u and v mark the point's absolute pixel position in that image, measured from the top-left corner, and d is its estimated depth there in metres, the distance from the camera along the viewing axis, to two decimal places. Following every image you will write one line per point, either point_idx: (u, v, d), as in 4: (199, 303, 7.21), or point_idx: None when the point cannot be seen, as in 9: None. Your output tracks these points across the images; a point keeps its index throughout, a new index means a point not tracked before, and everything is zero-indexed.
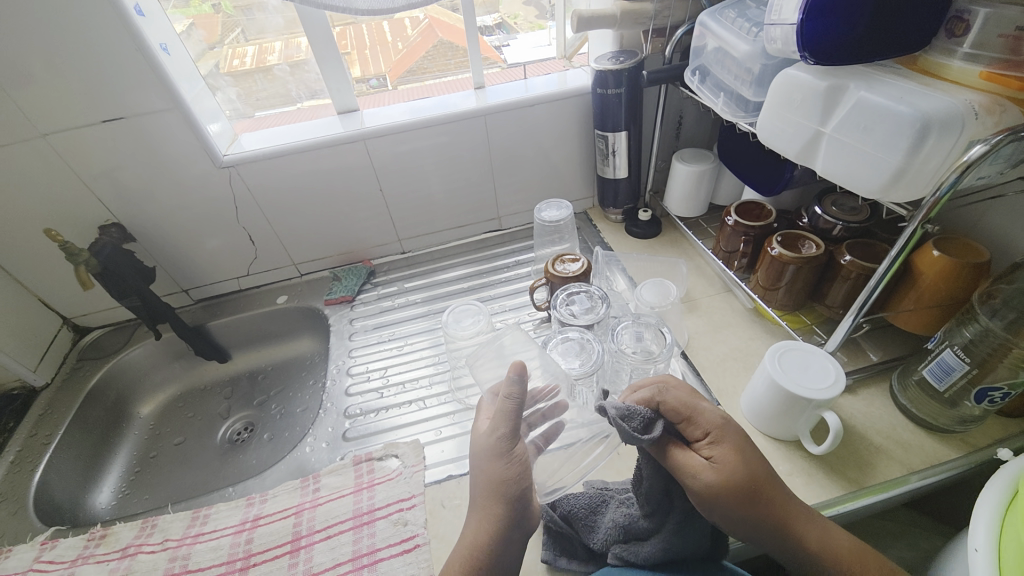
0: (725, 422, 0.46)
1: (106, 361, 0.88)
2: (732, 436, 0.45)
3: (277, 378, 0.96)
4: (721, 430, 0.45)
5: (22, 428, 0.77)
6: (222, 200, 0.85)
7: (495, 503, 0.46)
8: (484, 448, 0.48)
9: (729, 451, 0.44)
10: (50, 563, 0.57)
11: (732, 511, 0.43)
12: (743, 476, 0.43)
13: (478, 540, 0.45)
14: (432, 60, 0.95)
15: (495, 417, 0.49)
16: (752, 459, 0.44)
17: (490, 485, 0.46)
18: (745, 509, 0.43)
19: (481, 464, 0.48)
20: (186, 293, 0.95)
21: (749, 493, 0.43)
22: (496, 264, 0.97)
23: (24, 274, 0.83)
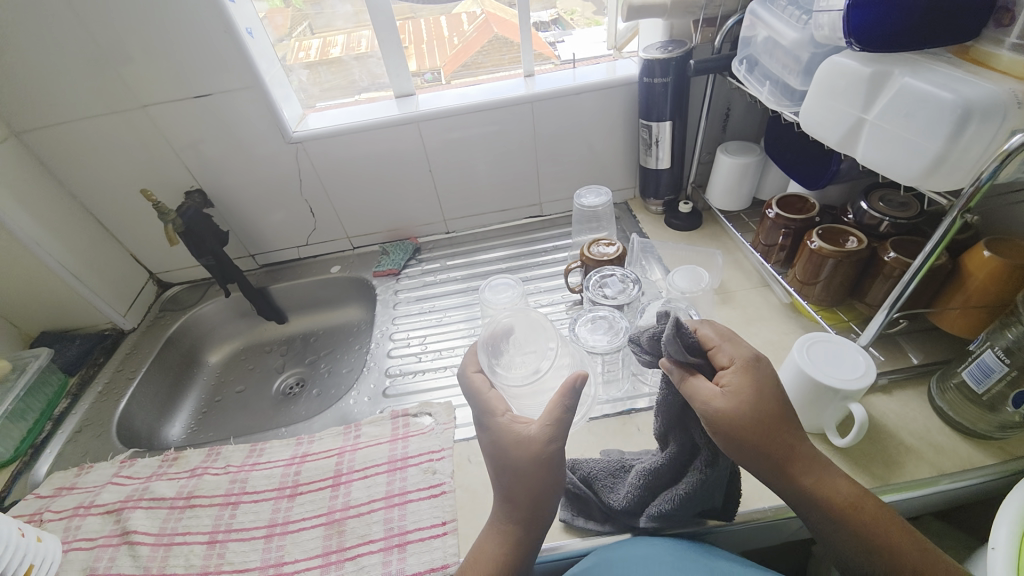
0: (756, 359, 0.47)
1: (183, 313, 0.99)
2: (753, 373, 0.46)
3: (327, 342, 1.05)
4: (746, 366, 0.46)
5: (110, 364, 0.88)
6: (288, 174, 0.93)
7: (529, 506, 0.49)
8: (519, 454, 0.49)
9: (749, 385, 0.45)
10: (129, 477, 0.67)
11: (740, 436, 0.44)
12: (753, 410, 0.44)
13: (508, 526, 0.49)
14: (487, 55, 0.98)
15: (550, 427, 0.49)
16: (769, 402, 0.45)
17: (526, 488, 0.48)
18: (753, 436, 0.44)
19: (523, 465, 0.48)
20: (253, 258, 1.05)
21: (758, 428, 0.44)
22: (535, 248, 1.00)
23: (118, 232, 0.95)
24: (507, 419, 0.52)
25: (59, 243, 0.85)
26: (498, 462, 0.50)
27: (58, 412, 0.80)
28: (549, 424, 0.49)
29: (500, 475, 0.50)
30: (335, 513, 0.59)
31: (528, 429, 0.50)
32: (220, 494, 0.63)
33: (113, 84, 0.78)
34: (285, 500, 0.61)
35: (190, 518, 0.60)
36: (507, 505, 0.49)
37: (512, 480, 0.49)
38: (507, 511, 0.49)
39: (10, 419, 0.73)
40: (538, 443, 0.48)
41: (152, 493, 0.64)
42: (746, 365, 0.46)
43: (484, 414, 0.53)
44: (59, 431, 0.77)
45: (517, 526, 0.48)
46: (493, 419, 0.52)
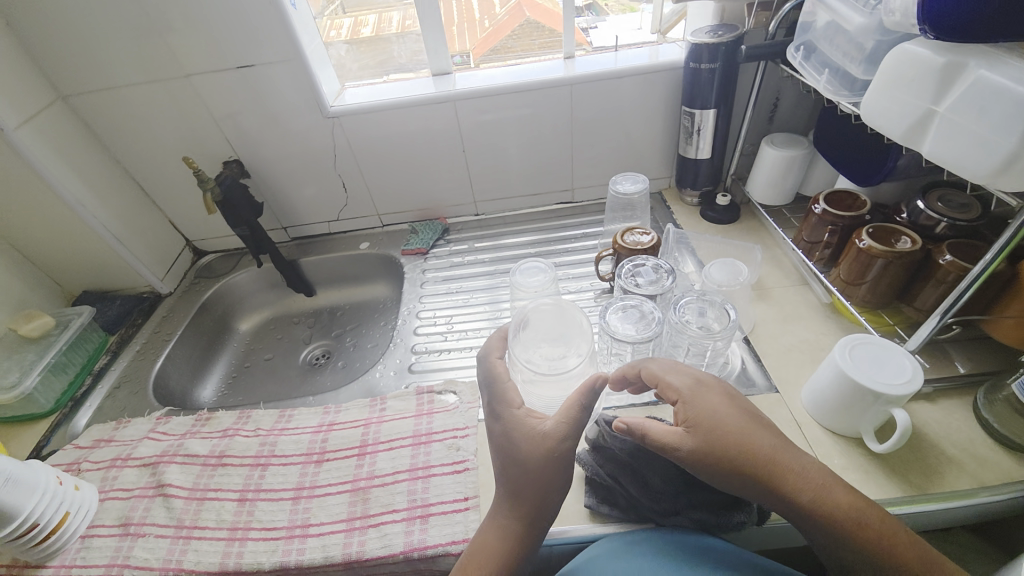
0: (698, 386, 0.52)
1: (217, 281, 1.02)
2: (701, 398, 0.50)
3: (353, 317, 1.06)
4: (693, 392, 0.51)
5: (147, 325, 0.91)
6: (324, 148, 0.93)
7: (532, 503, 0.48)
8: (529, 451, 0.50)
9: (702, 416, 0.49)
10: (164, 434, 0.70)
11: (717, 473, 0.46)
12: (718, 440, 0.47)
13: (505, 528, 0.48)
14: (517, 39, 0.97)
15: (565, 425, 0.50)
16: (729, 425, 0.48)
17: (529, 483, 0.49)
18: (729, 470, 0.46)
19: (531, 460, 0.50)
20: (285, 230, 1.07)
21: (732, 456, 0.46)
22: (565, 234, 0.99)
23: (159, 199, 0.98)
24: (524, 413, 0.53)
25: (103, 206, 0.87)
26: (504, 458, 0.52)
27: (97, 367, 0.83)
28: (565, 421, 0.50)
29: (507, 471, 0.51)
30: (360, 481, 0.60)
31: (543, 424, 0.51)
32: (250, 455, 0.65)
33: (160, 51, 0.80)
34: (312, 465, 0.63)
35: (221, 476, 0.63)
36: (507, 502, 0.49)
37: (519, 475, 0.50)
38: (509, 507, 0.49)
39: (53, 371, 0.76)
40: (551, 439, 0.50)
41: (186, 450, 0.66)
42: (691, 389, 0.51)
43: (500, 404, 0.54)
44: (98, 386, 0.80)
45: (516, 523, 0.48)
46: (506, 411, 0.54)
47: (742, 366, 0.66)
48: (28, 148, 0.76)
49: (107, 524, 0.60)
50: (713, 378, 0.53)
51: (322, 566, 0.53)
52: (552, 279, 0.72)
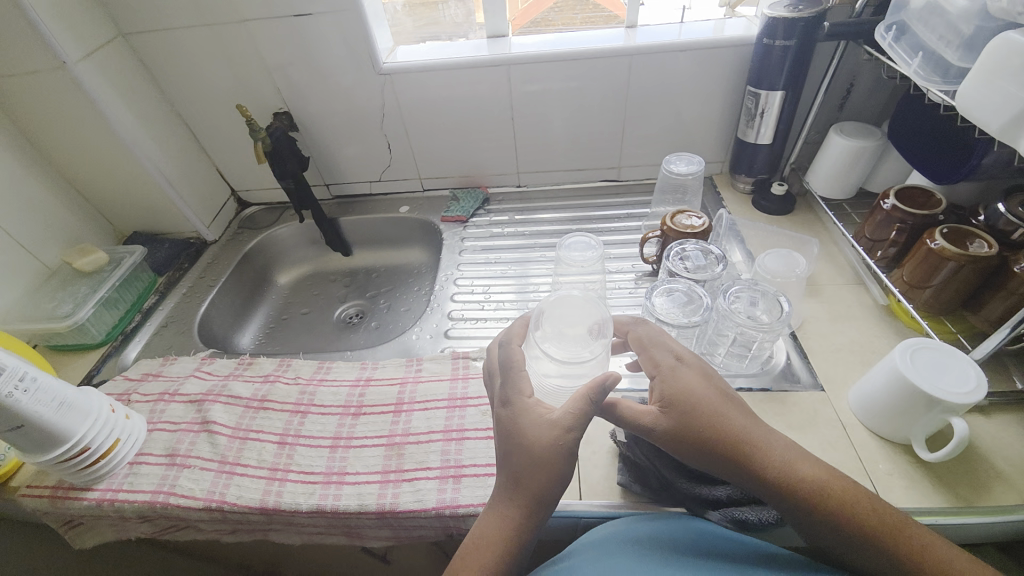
0: (677, 363, 0.51)
1: (260, 233, 1.04)
2: (677, 375, 0.50)
3: (388, 280, 1.07)
4: (672, 369, 0.50)
5: (193, 270, 0.94)
6: (373, 106, 0.92)
7: (531, 492, 0.46)
8: (525, 438, 0.47)
9: (676, 395, 0.48)
10: (209, 374, 0.72)
11: (687, 451, 0.47)
12: (690, 421, 0.47)
13: (508, 514, 0.46)
14: (557, 13, 0.95)
15: (575, 415, 0.46)
16: (703, 406, 0.47)
17: (527, 472, 0.46)
18: (700, 449, 0.46)
19: (533, 449, 0.46)
20: (327, 188, 1.07)
21: (704, 436, 0.46)
22: (608, 213, 0.96)
23: (209, 146, 0.99)
24: (534, 401, 0.49)
25: (156, 148, 0.88)
26: (506, 445, 0.48)
27: (146, 306, 0.85)
28: (576, 412, 0.46)
29: (509, 455, 0.47)
30: (395, 437, 0.61)
31: (550, 414, 0.48)
32: (290, 402, 0.67)
33: None
34: (349, 417, 0.64)
35: (263, 419, 0.65)
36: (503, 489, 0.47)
37: (521, 462, 0.46)
38: (511, 494, 0.46)
39: (106, 305, 0.79)
40: (556, 428, 0.46)
41: (230, 391, 0.69)
42: (671, 365, 0.51)
43: (509, 390, 0.50)
44: (146, 324, 0.83)
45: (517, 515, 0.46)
46: (511, 396, 0.50)
47: (786, 361, 0.65)
48: (88, 82, 0.76)
49: (153, 453, 0.63)
50: (693, 355, 0.52)
51: (356, 513, 0.56)
52: (600, 255, 0.70)
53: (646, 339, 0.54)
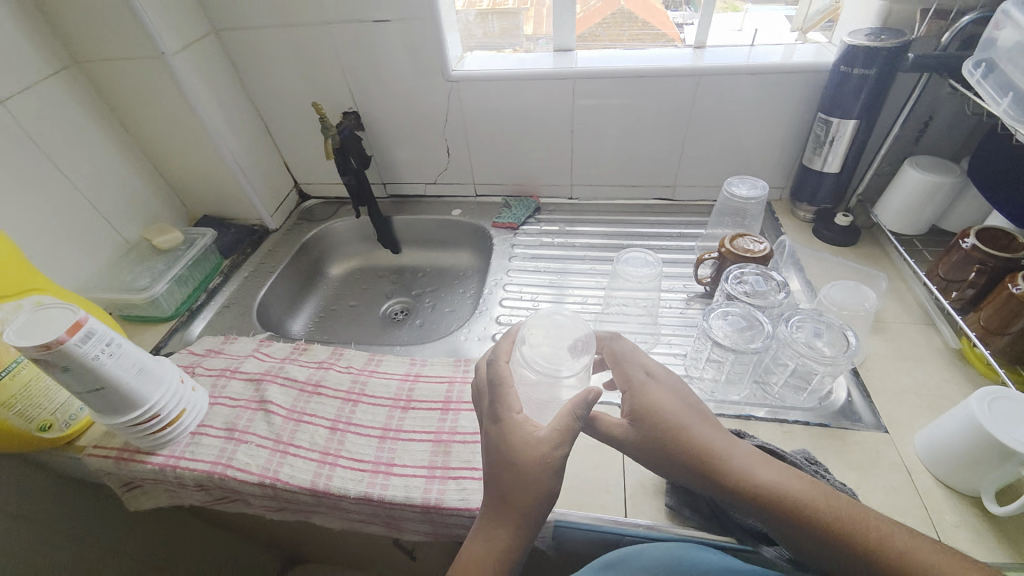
0: (645, 378, 0.55)
1: (318, 225, 1.08)
2: (644, 390, 0.54)
3: (434, 280, 1.09)
4: (642, 384, 0.55)
5: (254, 256, 0.98)
6: (438, 111, 0.95)
7: (520, 509, 0.47)
8: (512, 456, 0.48)
9: (642, 408, 0.53)
10: (266, 355, 0.76)
11: (653, 461, 0.52)
12: (654, 433, 0.52)
13: (497, 532, 0.48)
14: (606, 28, 0.94)
15: (559, 433, 0.47)
16: (667, 419, 0.52)
17: (515, 490, 0.47)
18: (663, 458, 0.51)
19: (522, 468, 0.47)
20: (384, 186, 1.11)
21: (667, 447, 0.51)
22: (660, 231, 0.95)
23: (280, 140, 1.04)
24: (522, 418, 0.50)
25: (234, 138, 0.93)
26: (494, 462, 0.49)
27: (211, 286, 0.90)
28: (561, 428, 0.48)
29: (496, 473, 0.48)
30: (443, 434, 0.63)
31: (537, 431, 0.49)
32: (342, 390, 0.69)
33: None
34: (398, 410, 0.66)
35: (316, 403, 0.67)
36: (492, 507, 0.49)
37: (506, 481, 0.48)
38: (499, 511, 0.48)
39: (177, 282, 0.83)
40: (546, 446, 0.47)
41: (286, 373, 0.72)
42: (642, 381, 0.55)
43: (499, 406, 0.51)
44: (210, 303, 0.88)
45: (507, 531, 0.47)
46: (498, 414, 0.51)
47: (847, 398, 0.63)
48: (182, 73, 0.81)
49: (214, 426, 0.66)
50: (663, 371, 0.57)
51: (402, 504, 0.57)
52: (657, 272, 0.71)
53: (615, 356, 0.59)
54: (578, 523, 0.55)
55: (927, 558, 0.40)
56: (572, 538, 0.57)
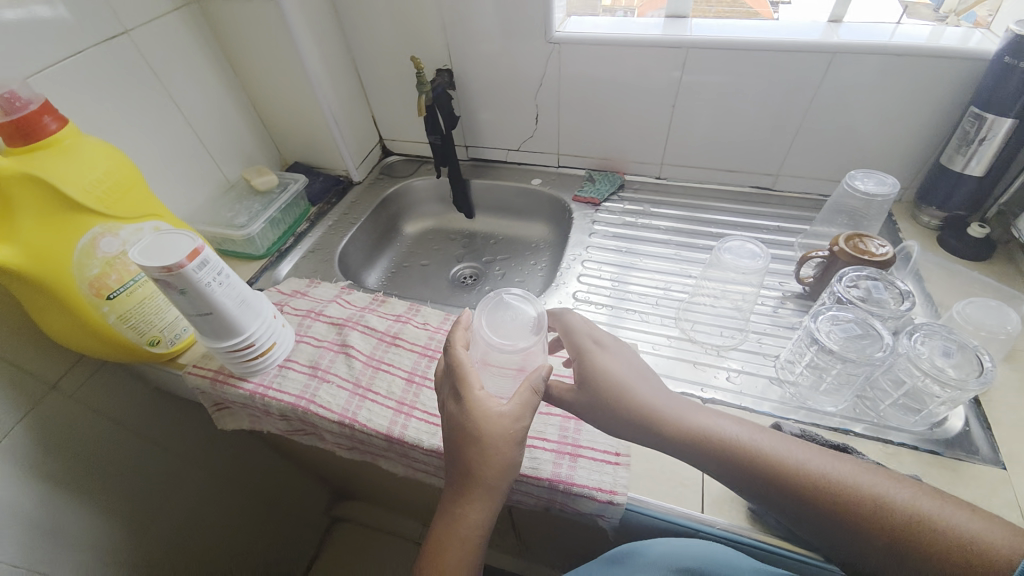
0: (590, 344, 0.59)
1: (399, 182, 1.09)
2: (586, 355, 0.58)
3: (505, 248, 1.08)
4: (588, 349, 0.58)
5: (338, 206, 1.01)
6: (534, 74, 0.92)
7: (487, 485, 0.49)
8: (471, 433, 0.49)
9: (585, 370, 0.57)
10: (348, 302, 0.78)
11: (596, 417, 0.55)
12: (595, 391, 0.55)
13: (466, 506, 0.50)
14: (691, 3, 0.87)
15: (520, 407, 0.51)
16: (608, 380, 0.55)
17: (481, 465, 0.49)
18: (606, 414, 0.54)
19: (485, 443, 0.49)
20: (466, 149, 1.10)
21: (606, 405, 0.54)
22: (756, 222, 0.89)
23: (371, 94, 1.05)
24: (483, 394, 0.51)
25: (330, 88, 0.94)
26: (456, 439, 0.50)
27: (299, 231, 0.94)
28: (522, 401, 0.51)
29: (460, 450, 0.50)
30: None
31: (499, 406, 0.50)
32: (419, 345, 0.71)
33: None
34: None
35: (394, 354, 0.69)
36: (458, 486, 0.50)
37: (471, 458, 0.49)
38: (464, 487, 0.50)
39: (271, 223, 0.87)
40: (509, 419, 0.50)
41: (366, 322, 0.74)
42: (590, 349, 0.58)
43: (461, 385, 0.51)
44: (297, 247, 0.92)
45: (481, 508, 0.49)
46: (457, 393, 0.52)
47: (964, 427, 0.56)
48: (292, 19, 0.82)
49: (299, 362, 0.69)
50: (608, 338, 0.60)
51: None
52: (764, 266, 0.66)
53: (565, 328, 0.62)
54: (651, 509, 0.54)
55: (861, 483, 0.45)
56: (639, 525, 0.57)
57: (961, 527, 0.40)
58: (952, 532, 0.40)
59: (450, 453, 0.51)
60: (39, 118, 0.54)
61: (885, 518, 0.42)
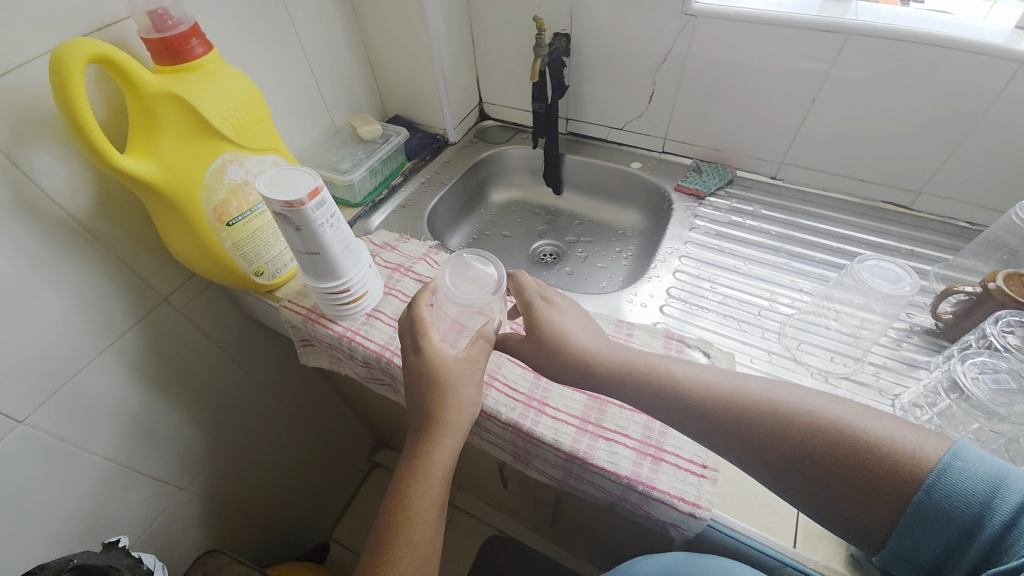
0: (537, 298, 0.63)
1: (493, 147, 1.07)
2: (531, 308, 0.62)
3: (590, 231, 1.05)
4: (535, 304, 0.62)
5: (431, 164, 1.01)
6: (659, 48, 0.85)
7: (447, 426, 0.53)
8: (433, 378, 0.54)
9: (533, 320, 0.61)
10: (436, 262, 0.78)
11: (538, 359, 0.60)
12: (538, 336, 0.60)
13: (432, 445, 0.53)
14: None
15: (473, 351, 0.56)
16: (548, 329, 0.60)
17: (441, 407, 0.53)
18: (545, 355, 0.59)
19: (445, 383, 0.54)
20: (566, 122, 1.06)
21: (545, 346, 0.59)
22: (883, 242, 0.79)
23: (479, 53, 1.02)
24: (440, 341, 0.57)
25: (444, 42, 0.92)
26: (419, 380, 0.55)
27: (393, 184, 0.94)
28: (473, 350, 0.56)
29: (421, 391, 0.54)
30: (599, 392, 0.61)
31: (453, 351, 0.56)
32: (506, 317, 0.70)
33: None
34: None
35: None
36: (421, 430, 0.54)
37: (430, 396, 0.54)
38: (423, 426, 0.54)
39: (370, 173, 0.88)
40: (464, 362, 0.55)
41: None
42: (537, 304, 0.62)
43: (421, 335, 0.57)
44: (390, 200, 0.92)
45: (442, 450, 0.52)
46: (417, 345, 0.57)
47: None
48: None
49: (387, 313, 0.70)
50: (557, 295, 0.65)
51: (549, 444, 0.58)
52: (907, 295, 0.59)
53: (515, 288, 0.65)
54: (740, 534, 0.51)
55: (788, 414, 0.47)
56: (716, 544, 0.54)
57: (902, 444, 0.42)
58: (893, 449, 0.42)
59: (414, 399, 0.56)
60: (187, 40, 0.55)
61: (830, 451, 0.44)
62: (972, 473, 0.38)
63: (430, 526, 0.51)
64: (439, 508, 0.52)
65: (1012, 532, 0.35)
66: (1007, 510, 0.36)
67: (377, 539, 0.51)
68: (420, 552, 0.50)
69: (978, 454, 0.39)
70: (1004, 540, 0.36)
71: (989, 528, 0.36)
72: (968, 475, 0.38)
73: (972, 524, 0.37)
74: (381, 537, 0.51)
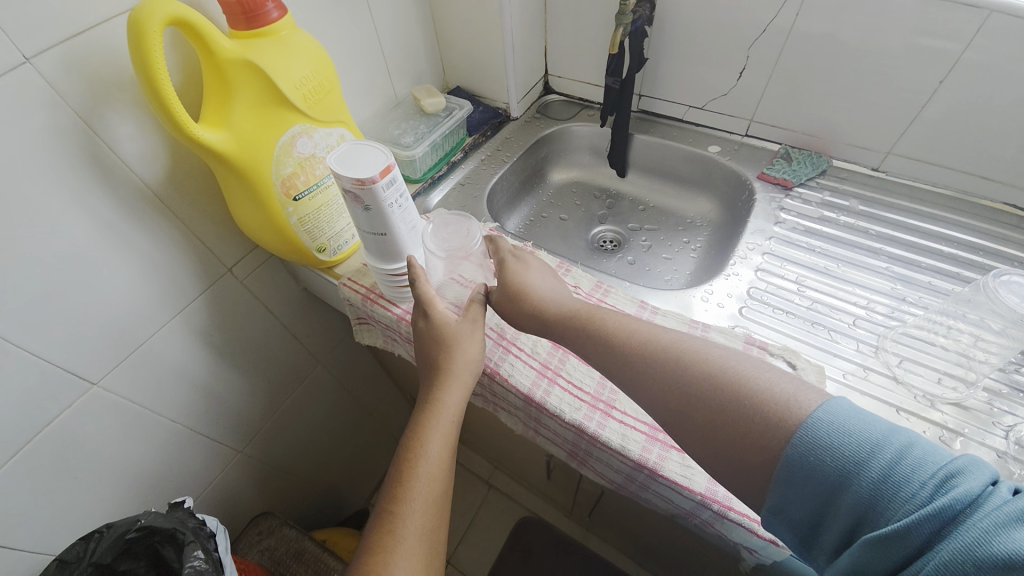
0: (512, 256, 0.64)
1: (556, 123, 1.01)
2: (504, 265, 0.63)
3: (655, 218, 0.98)
4: (509, 261, 0.64)
5: (491, 140, 0.96)
6: (759, 18, 0.75)
7: (458, 373, 0.55)
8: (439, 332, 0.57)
9: (504, 274, 0.62)
10: None
11: (508, 310, 0.60)
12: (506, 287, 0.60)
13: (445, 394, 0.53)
14: None
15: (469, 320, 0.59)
16: (516, 281, 0.60)
17: (451, 356, 0.55)
18: (511, 304, 0.60)
19: (448, 339, 0.56)
20: (638, 98, 0.98)
21: (508, 293, 0.60)
22: (1006, 251, 0.69)
23: (550, 21, 0.95)
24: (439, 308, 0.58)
25: (517, 8, 0.85)
26: (425, 340, 0.58)
27: (453, 159, 0.91)
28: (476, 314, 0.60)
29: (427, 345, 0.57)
30: None
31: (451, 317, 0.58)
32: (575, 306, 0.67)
33: None
34: None
35: None
36: (430, 384, 0.55)
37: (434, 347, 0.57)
38: (432, 377, 0.56)
39: (432, 148, 0.85)
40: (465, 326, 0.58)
41: None
42: (511, 262, 0.63)
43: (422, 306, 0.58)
44: (449, 176, 0.89)
45: (453, 395, 0.53)
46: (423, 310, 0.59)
47: None
48: None
49: None
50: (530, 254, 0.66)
51: (615, 450, 0.54)
52: None
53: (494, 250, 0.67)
54: None
55: (687, 354, 0.45)
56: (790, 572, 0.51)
57: (779, 391, 0.38)
58: (777, 397, 0.38)
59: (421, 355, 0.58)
60: (264, 3, 0.53)
61: (708, 389, 0.42)
62: (843, 427, 0.34)
63: (442, 468, 0.49)
64: (450, 453, 0.51)
65: (885, 488, 0.31)
66: (886, 465, 0.32)
67: (388, 485, 0.49)
68: (435, 491, 0.48)
69: (845, 408, 0.35)
70: (882, 502, 0.31)
71: (861, 484, 0.32)
72: (844, 426, 0.34)
73: (844, 481, 0.33)
74: (391, 484, 0.49)
